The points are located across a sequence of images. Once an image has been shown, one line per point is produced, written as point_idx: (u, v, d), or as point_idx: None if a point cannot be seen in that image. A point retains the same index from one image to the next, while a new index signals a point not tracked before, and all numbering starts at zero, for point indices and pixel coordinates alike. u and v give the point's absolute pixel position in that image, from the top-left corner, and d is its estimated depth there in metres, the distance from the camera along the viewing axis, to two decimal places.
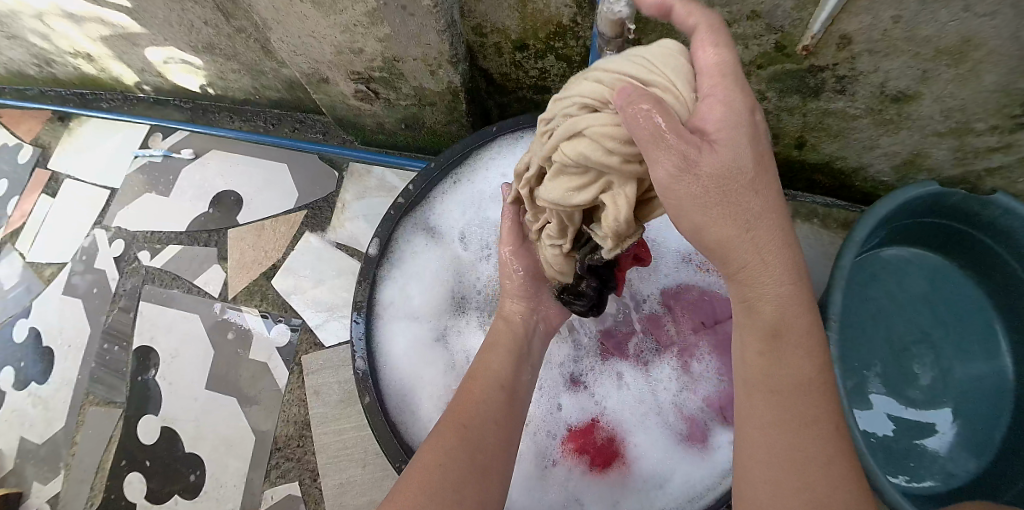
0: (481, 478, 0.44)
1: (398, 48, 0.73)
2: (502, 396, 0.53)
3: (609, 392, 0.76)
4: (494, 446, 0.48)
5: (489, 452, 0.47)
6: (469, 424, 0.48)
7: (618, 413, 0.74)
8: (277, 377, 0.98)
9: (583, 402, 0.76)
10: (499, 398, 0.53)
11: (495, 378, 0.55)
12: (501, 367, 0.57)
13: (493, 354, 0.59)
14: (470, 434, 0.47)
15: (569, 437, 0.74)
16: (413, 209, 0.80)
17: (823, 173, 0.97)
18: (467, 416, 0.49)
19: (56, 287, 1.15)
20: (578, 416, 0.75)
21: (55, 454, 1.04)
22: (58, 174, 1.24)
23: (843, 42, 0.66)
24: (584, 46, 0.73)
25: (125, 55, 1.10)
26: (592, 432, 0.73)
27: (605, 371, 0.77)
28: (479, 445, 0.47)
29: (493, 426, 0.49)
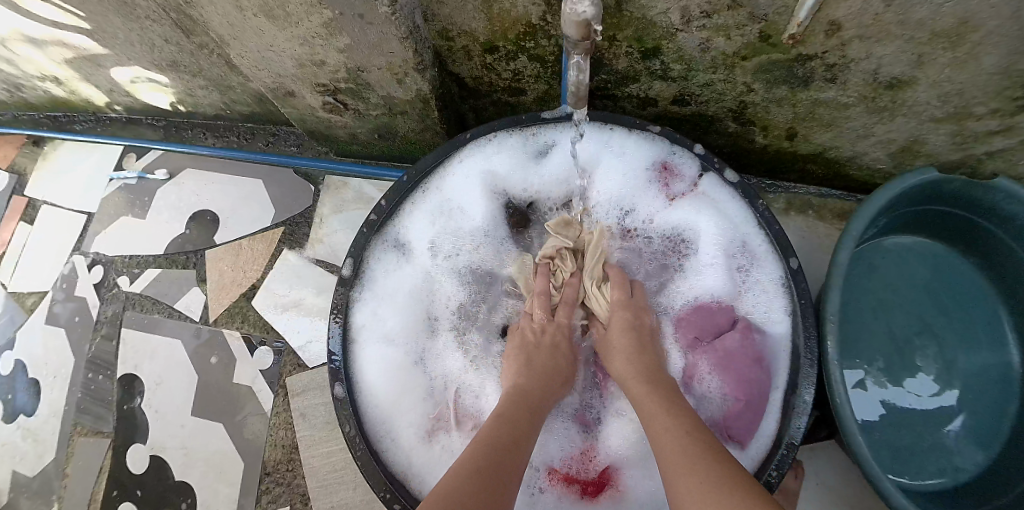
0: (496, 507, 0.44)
1: (361, 58, 0.69)
2: (516, 440, 0.55)
3: (602, 419, 0.74)
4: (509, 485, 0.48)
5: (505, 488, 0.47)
6: (489, 470, 0.48)
7: (613, 439, 0.72)
8: (264, 400, 0.95)
9: (575, 430, 0.74)
10: (516, 443, 0.54)
11: (513, 424, 0.57)
12: (520, 414, 0.60)
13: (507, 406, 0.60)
14: (490, 467, 0.49)
15: (558, 465, 0.72)
16: (386, 225, 0.77)
17: (815, 162, 0.93)
18: (489, 463, 0.49)
19: (38, 316, 1.13)
20: (571, 444, 0.73)
21: (47, 487, 1.03)
22: (35, 200, 1.22)
23: (832, 29, 0.61)
24: (556, 44, 0.69)
25: (90, 76, 1.06)
26: (585, 462, 0.72)
27: (605, 396, 0.75)
28: (497, 479, 0.47)
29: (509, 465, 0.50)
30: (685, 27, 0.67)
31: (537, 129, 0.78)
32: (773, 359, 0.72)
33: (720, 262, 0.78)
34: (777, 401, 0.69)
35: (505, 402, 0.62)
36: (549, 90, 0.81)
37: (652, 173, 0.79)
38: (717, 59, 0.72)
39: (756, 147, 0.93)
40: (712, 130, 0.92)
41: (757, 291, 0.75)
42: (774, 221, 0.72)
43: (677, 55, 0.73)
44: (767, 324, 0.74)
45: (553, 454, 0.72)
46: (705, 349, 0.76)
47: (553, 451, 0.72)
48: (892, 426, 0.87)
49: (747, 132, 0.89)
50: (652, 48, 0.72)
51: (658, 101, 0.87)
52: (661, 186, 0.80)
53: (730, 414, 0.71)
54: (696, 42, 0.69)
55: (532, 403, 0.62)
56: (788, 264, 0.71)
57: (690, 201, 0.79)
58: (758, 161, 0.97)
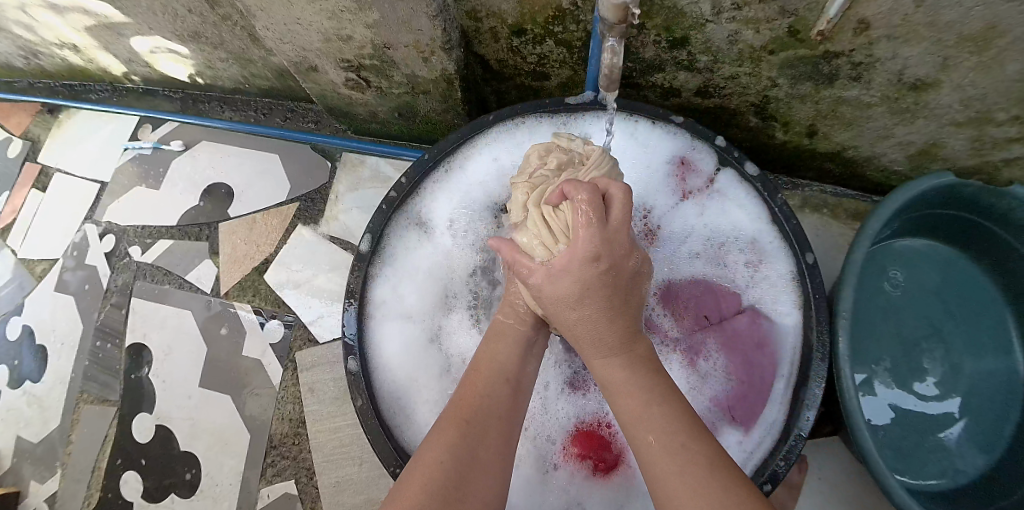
0: (484, 477, 0.42)
1: (388, 34, 0.69)
2: (505, 391, 0.50)
3: None
4: (496, 441, 0.45)
5: (494, 448, 0.44)
6: (469, 420, 0.45)
7: None
8: (272, 375, 0.96)
9: (589, 404, 0.73)
10: (502, 392, 0.49)
11: (500, 369, 0.52)
12: (507, 356, 0.54)
13: (502, 344, 0.55)
14: (472, 416, 0.46)
15: (571, 440, 0.71)
16: (405, 203, 0.77)
17: (834, 161, 0.93)
18: (469, 411, 0.46)
19: (47, 283, 1.13)
20: (581, 417, 0.72)
21: (51, 453, 1.03)
22: (48, 167, 1.21)
23: (861, 27, 0.61)
24: (585, 30, 0.69)
25: (110, 45, 1.06)
26: (595, 436, 0.71)
27: None
28: (484, 443, 0.44)
29: (496, 419, 0.47)
30: (715, 18, 0.67)
31: (565, 116, 0.78)
32: (779, 345, 0.72)
33: (737, 256, 0.77)
34: (784, 390, 0.69)
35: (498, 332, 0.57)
36: (573, 76, 0.81)
37: (670, 167, 0.79)
38: (743, 52, 0.72)
39: (775, 142, 0.93)
40: (732, 123, 0.92)
41: (767, 284, 0.74)
42: (792, 216, 0.72)
43: (704, 46, 0.73)
44: (776, 314, 0.73)
45: (564, 427, 0.72)
46: (712, 330, 0.77)
47: (563, 425, 0.72)
48: (897, 426, 0.88)
49: (768, 127, 0.90)
50: (679, 37, 0.72)
51: (681, 92, 0.87)
52: (677, 179, 0.80)
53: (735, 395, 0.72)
54: (725, 33, 0.69)
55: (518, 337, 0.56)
56: (805, 258, 0.70)
57: (705, 196, 0.79)
58: (777, 157, 0.97)
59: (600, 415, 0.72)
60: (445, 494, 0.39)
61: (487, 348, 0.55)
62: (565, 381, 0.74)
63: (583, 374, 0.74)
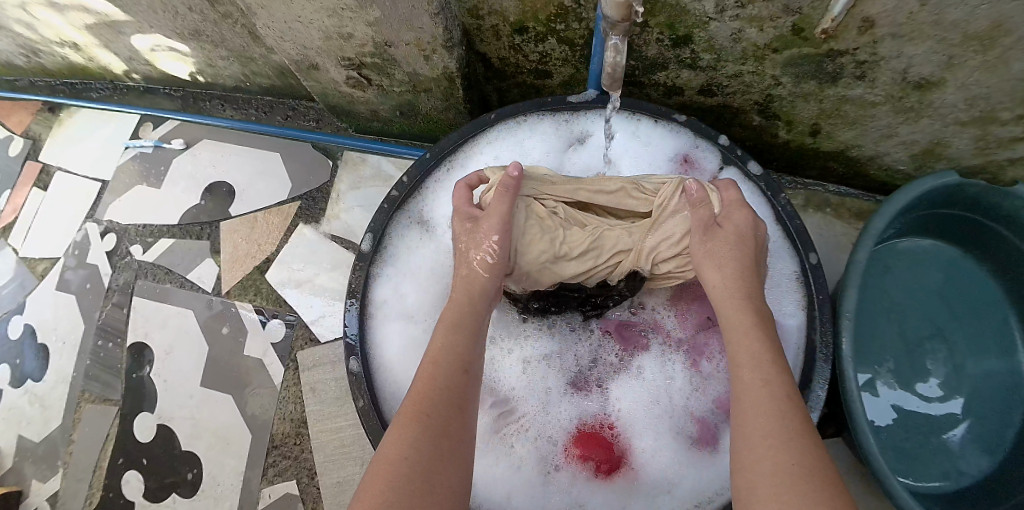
0: (450, 467, 0.43)
1: (389, 32, 0.69)
2: (460, 376, 0.50)
3: (609, 388, 0.73)
4: (455, 429, 0.45)
5: (453, 436, 0.45)
6: (427, 413, 0.45)
7: (626, 414, 0.72)
8: (273, 374, 0.95)
9: (591, 405, 0.73)
10: (459, 381, 0.49)
11: (452, 356, 0.51)
12: (461, 343, 0.53)
13: (458, 332, 0.54)
14: (432, 407, 0.46)
15: (573, 441, 0.71)
16: (407, 203, 0.77)
17: (837, 160, 0.92)
18: (428, 403, 0.46)
19: (49, 282, 1.13)
20: (584, 417, 0.72)
21: (53, 452, 1.03)
22: (50, 166, 1.21)
23: (865, 25, 0.61)
24: (587, 28, 0.68)
25: (110, 43, 1.06)
26: (598, 437, 0.71)
27: (620, 370, 0.74)
28: (443, 434, 0.44)
29: (455, 408, 0.47)
30: (718, 16, 0.66)
31: (568, 113, 0.78)
32: (783, 347, 0.70)
33: None
34: None
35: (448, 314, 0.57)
36: (576, 74, 0.80)
37: (673, 164, 0.77)
38: (746, 51, 0.72)
39: (778, 141, 0.93)
40: (735, 122, 0.91)
41: (772, 285, 0.73)
42: (795, 216, 0.72)
43: (708, 44, 0.73)
44: (781, 316, 0.71)
45: (566, 428, 0.72)
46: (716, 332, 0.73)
47: (564, 424, 0.72)
48: (899, 427, 0.87)
49: (771, 126, 0.89)
50: (683, 35, 0.72)
51: (684, 91, 0.87)
52: (681, 175, 0.77)
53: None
54: (728, 31, 0.69)
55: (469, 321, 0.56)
56: (808, 259, 0.71)
57: None
58: (780, 156, 0.97)
59: (602, 417, 0.72)
60: (411, 490, 0.39)
61: (440, 332, 0.54)
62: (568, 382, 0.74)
63: (586, 374, 0.75)
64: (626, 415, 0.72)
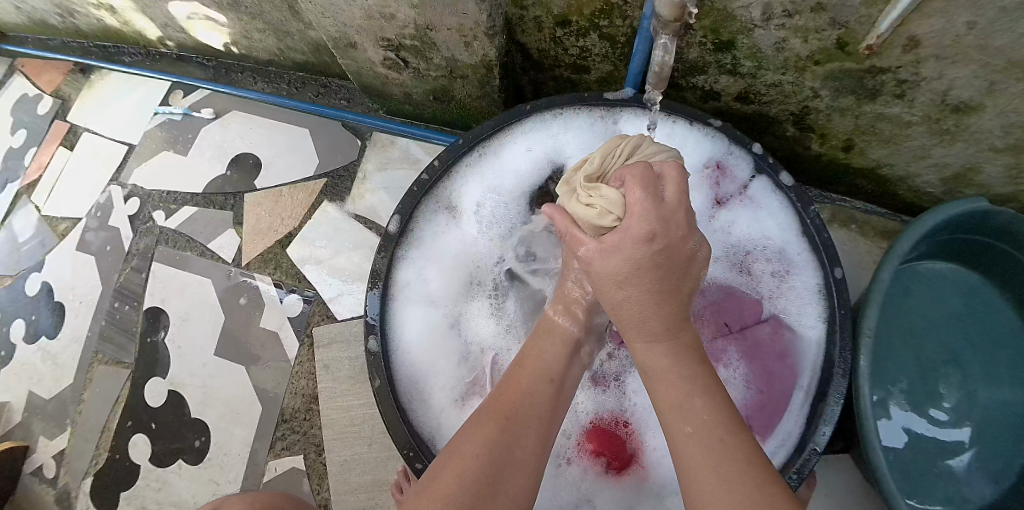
0: (518, 477, 0.43)
1: (432, 16, 0.68)
2: (546, 389, 0.50)
3: (624, 384, 0.73)
4: (532, 443, 0.46)
5: (529, 449, 0.45)
6: (508, 417, 0.46)
7: (643, 413, 0.71)
8: (288, 348, 0.96)
9: (608, 401, 0.73)
10: (541, 403, 0.49)
11: (544, 369, 0.51)
12: (554, 356, 0.53)
13: (549, 341, 0.54)
14: (513, 413, 0.47)
15: (586, 433, 0.71)
16: (436, 188, 0.77)
17: (868, 178, 0.92)
18: (510, 409, 0.47)
19: (70, 242, 1.14)
20: (600, 414, 0.72)
21: (62, 410, 1.04)
22: (77, 127, 1.22)
23: (910, 44, 0.60)
24: (630, 25, 0.68)
25: (147, 8, 1.06)
26: (612, 434, 0.71)
27: (638, 371, 0.73)
28: (519, 442, 0.45)
29: (536, 418, 0.47)
30: (764, 24, 0.66)
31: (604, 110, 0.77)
32: (799, 358, 0.72)
33: (761, 265, 0.78)
34: (803, 402, 0.69)
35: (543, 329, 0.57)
36: (614, 72, 0.80)
37: (705, 171, 0.79)
38: (788, 61, 0.71)
39: (811, 154, 0.92)
40: (769, 132, 0.91)
41: (793, 294, 0.74)
42: (824, 228, 0.71)
43: (750, 51, 0.72)
44: (800, 325, 0.73)
45: (580, 423, 0.72)
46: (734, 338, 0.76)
47: (578, 419, 0.72)
48: (907, 448, 0.87)
49: (805, 138, 0.88)
50: (726, 41, 0.71)
51: (722, 96, 0.86)
52: (711, 183, 0.79)
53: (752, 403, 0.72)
54: (772, 40, 0.68)
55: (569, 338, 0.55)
56: (832, 274, 0.70)
57: (736, 205, 0.79)
58: (811, 169, 0.96)
59: (618, 413, 0.72)
60: (479, 489, 0.40)
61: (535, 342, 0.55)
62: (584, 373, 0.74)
63: (603, 370, 0.73)
64: (641, 414, 0.72)
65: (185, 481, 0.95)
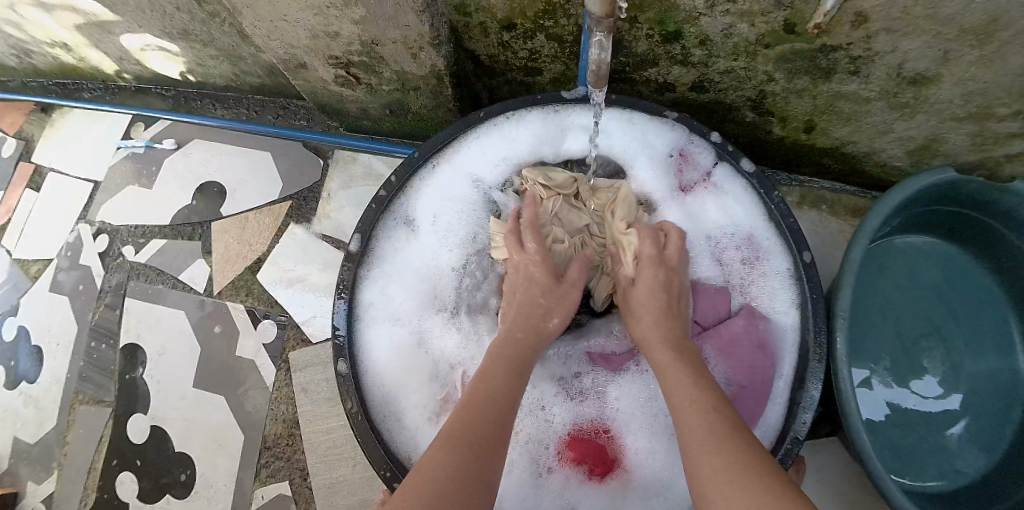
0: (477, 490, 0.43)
1: (376, 31, 0.67)
2: (502, 413, 0.51)
3: (604, 390, 0.72)
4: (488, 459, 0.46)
5: (485, 468, 0.45)
6: (468, 440, 0.46)
7: (621, 416, 0.71)
8: (265, 374, 0.95)
9: (587, 410, 0.72)
10: (498, 413, 0.51)
11: (496, 393, 0.53)
12: (503, 380, 0.55)
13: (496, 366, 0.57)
14: (472, 436, 0.47)
15: (565, 440, 0.71)
16: (394, 202, 0.76)
17: (831, 157, 0.91)
18: (466, 434, 0.47)
19: (43, 283, 1.13)
20: (579, 424, 0.71)
21: (47, 454, 1.03)
22: (42, 167, 1.21)
23: (859, 20, 0.60)
24: (576, 24, 0.67)
25: (100, 43, 1.05)
26: (594, 443, 0.70)
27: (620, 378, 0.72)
28: (474, 458, 0.45)
29: (489, 440, 0.48)
30: (709, 11, 0.65)
31: (554, 109, 0.77)
32: (779, 346, 0.70)
33: (730, 252, 0.76)
34: (784, 389, 0.68)
35: (497, 351, 0.60)
36: (566, 71, 0.80)
37: (670, 161, 0.78)
38: (738, 46, 0.71)
39: (772, 138, 0.92)
40: (728, 119, 0.91)
41: (763, 278, 0.73)
42: (789, 213, 0.70)
43: (699, 39, 0.72)
44: (773, 312, 0.72)
45: (560, 433, 0.71)
46: (708, 336, 0.74)
47: (558, 434, 0.71)
48: (896, 426, 0.86)
49: (765, 123, 0.88)
50: (673, 31, 0.71)
51: (676, 87, 0.86)
52: (675, 171, 0.78)
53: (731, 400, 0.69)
54: (719, 26, 0.68)
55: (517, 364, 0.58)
56: (801, 257, 0.69)
57: (701, 191, 0.78)
58: (773, 152, 0.96)
59: (598, 421, 0.71)
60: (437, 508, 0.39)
61: (486, 369, 0.57)
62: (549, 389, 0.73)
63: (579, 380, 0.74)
64: (622, 418, 0.71)
65: None
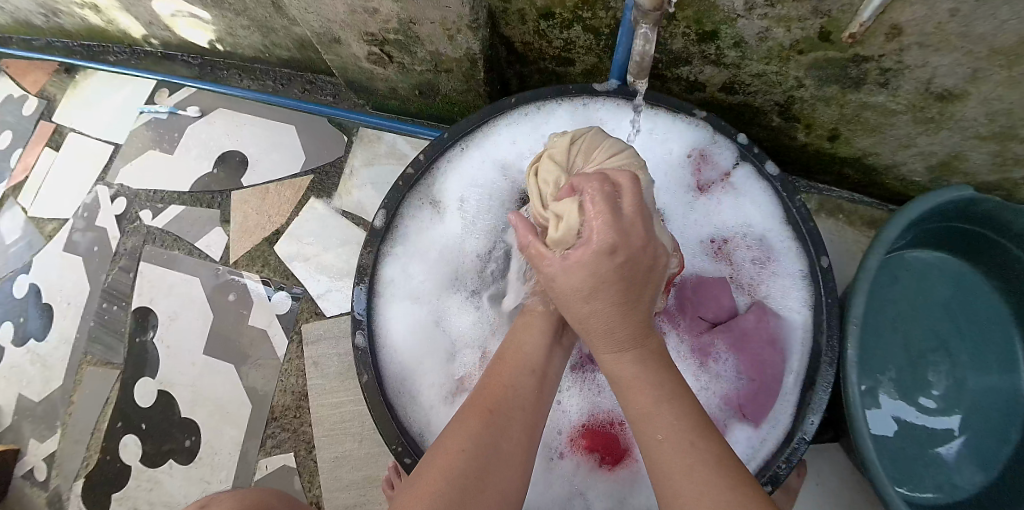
0: (503, 463, 0.42)
1: (415, 10, 0.68)
2: (531, 380, 0.50)
3: None
4: (518, 429, 0.45)
5: (515, 437, 0.44)
6: (497, 408, 0.45)
7: None
8: (277, 346, 0.96)
9: (603, 401, 0.73)
10: (527, 379, 0.49)
11: (527, 362, 0.51)
12: (534, 348, 0.53)
13: (527, 334, 0.55)
14: (499, 404, 0.46)
15: (579, 430, 0.72)
16: (420, 182, 0.76)
17: (853, 167, 0.92)
18: (495, 401, 0.46)
19: (57, 243, 1.13)
20: (593, 415, 0.72)
21: (52, 412, 1.03)
22: (63, 127, 1.21)
23: (893, 32, 0.60)
24: (614, 17, 0.67)
25: (131, 7, 1.05)
26: (608, 431, 0.71)
27: None
28: (502, 427, 0.44)
29: (519, 411, 0.46)
30: (747, 14, 0.65)
31: (584, 99, 0.75)
32: (789, 342, 0.71)
33: (741, 251, 0.78)
34: (793, 386, 0.68)
35: (525, 319, 0.58)
36: (598, 64, 0.80)
37: (687, 160, 0.78)
38: (772, 50, 0.71)
39: (797, 144, 0.93)
40: (755, 122, 0.91)
41: (776, 278, 0.74)
42: (810, 219, 0.70)
43: (734, 41, 0.72)
44: (786, 311, 0.72)
45: (573, 422, 0.72)
46: (720, 331, 0.76)
47: (570, 422, 0.72)
48: (897, 437, 0.87)
49: (791, 128, 0.89)
50: (709, 31, 0.71)
51: (706, 87, 0.86)
52: (694, 170, 0.79)
53: (745, 394, 0.71)
54: (756, 30, 0.68)
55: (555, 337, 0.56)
56: (818, 262, 0.69)
57: (719, 191, 0.78)
58: (796, 159, 0.97)
59: (614, 413, 0.72)
60: (468, 478, 0.39)
61: (513, 336, 0.56)
62: (564, 379, 0.74)
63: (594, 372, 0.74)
64: None
65: (176, 482, 0.95)
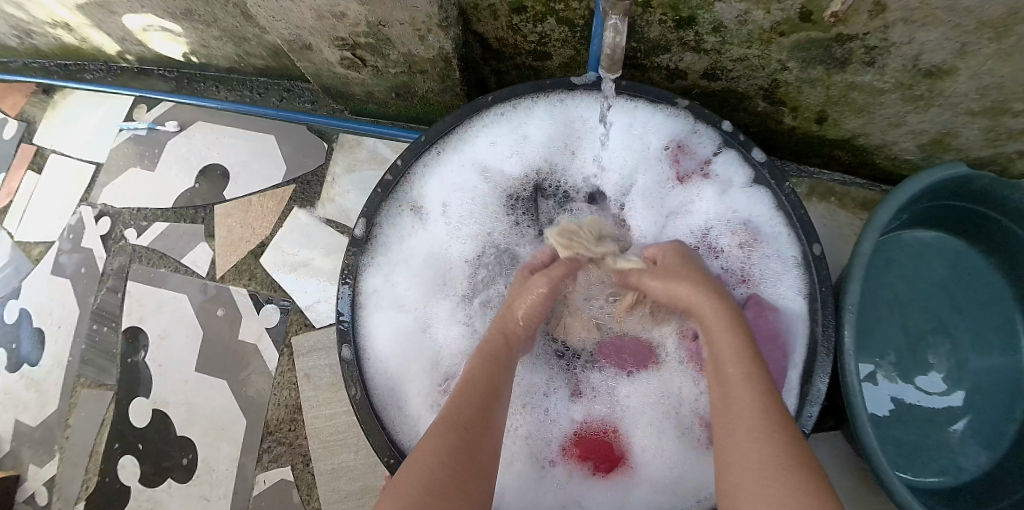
0: (475, 483, 0.41)
1: (384, 12, 0.66)
2: (493, 400, 0.50)
3: (614, 387, 0.73)
4: (483, 448, 0.45)
5: (480, 455, 0.44)
6: (464, 425, 0.45)
7: (630, 413, 0.71)
8: (268, 360, 0.95)
9: (595, 408, 0.73)
10: (489, 397, 0.50)
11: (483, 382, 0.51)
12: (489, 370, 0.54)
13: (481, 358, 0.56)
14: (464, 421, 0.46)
15: (572, 439, 0.71)
16: (398, 187, 0.75)
17: (842, 148, 0.90)
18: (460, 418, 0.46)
19: (44, 266, 1.12)
20: (586, 422, 0.72)
21: (49, 436, 1.03)
22: (43, 148, 1.20)
23: (877, 9, 0.58)
24: (587, 8, 0.66)
25: (102, 23, 1.03)
26: (601, 439, 0.70)
27: (636, 383, 0.73)
28: (470, 445, 0.44)
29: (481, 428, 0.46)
30: None
31: (562, 94, 0.73)
32: (789, 337, 0.69)
33: (726, 238, 0.76)
34: (796, 380, 0.67)
35: (487, 344, 0.59)
36: (575, 56, 0.78)
37: (666, 152, 0.76)
38: (752, 33, 0.70)
39: (784, 128, 0.91)
40: (740, 107, 0.89)
41: (767, 266, 0.72)
42: (801, 206, 0.68)
43: (713, 26, 0.70)
44: (781, 302, 0.71)
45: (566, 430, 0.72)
46: None
47: (564, 429, 0.72)
48: (898, 422, 0.86)
49: (776, 112, 0.87)
50: (687, 17, 0.69)
51: (688, 74, 0.85)
52: (672, 161, 0.76)
53: None
54: (734, 13, 0.66)
55: (501, 351, 0.57)
56: (811, 250, 0.68)
57: (700, 180, 0.76)
58: (785, 143, 0.95)
59: (607, 420, 0.72)
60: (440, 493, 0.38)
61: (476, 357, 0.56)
62: (557, 387, 0.74)
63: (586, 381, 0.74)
64: (629, 416, 0.71)
65: (177, 500, 0.94)
